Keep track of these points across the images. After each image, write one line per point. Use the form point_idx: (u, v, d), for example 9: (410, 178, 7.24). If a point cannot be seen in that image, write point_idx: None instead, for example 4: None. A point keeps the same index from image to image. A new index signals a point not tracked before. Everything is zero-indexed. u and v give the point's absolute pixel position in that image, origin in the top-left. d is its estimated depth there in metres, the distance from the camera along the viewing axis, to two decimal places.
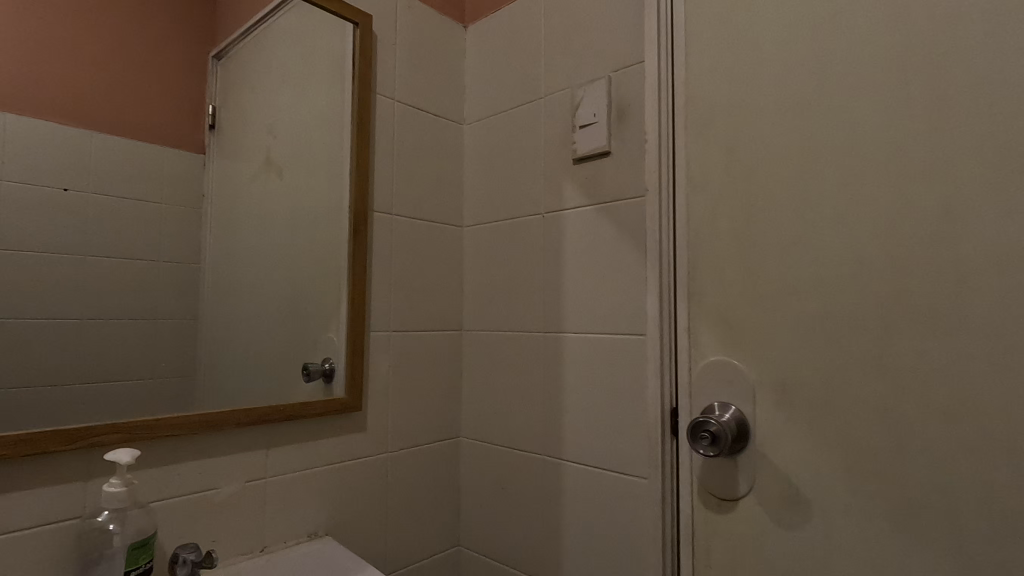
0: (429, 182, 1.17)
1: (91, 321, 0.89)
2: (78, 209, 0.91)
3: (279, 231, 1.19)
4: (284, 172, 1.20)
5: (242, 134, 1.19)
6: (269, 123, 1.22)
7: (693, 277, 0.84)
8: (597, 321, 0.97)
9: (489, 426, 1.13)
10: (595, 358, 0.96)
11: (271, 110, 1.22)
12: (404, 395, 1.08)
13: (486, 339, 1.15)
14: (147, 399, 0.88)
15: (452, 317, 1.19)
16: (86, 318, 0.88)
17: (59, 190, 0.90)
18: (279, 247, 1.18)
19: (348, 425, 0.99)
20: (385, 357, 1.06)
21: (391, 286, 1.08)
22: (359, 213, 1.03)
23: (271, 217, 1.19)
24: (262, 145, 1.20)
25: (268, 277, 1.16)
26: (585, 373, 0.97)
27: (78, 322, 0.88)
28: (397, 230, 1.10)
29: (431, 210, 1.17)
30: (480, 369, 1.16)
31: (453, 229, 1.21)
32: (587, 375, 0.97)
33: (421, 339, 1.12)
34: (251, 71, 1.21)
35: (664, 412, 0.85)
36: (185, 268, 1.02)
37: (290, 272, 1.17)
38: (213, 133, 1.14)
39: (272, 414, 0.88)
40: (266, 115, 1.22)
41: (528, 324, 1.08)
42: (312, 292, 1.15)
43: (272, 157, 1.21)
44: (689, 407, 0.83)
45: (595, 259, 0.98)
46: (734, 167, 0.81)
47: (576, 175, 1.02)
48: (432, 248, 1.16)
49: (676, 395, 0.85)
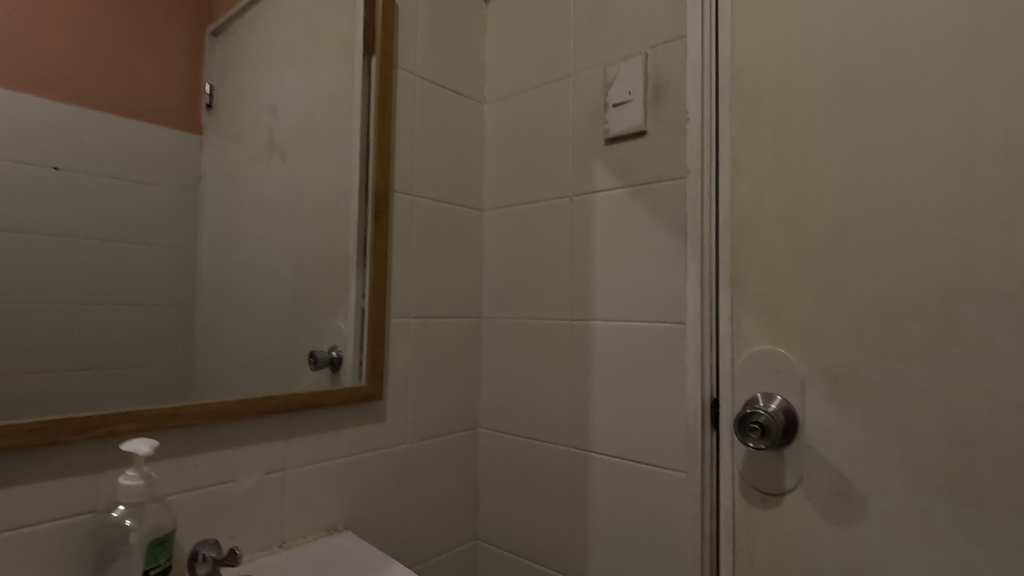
0: (449, 162, 1.12)
1: (85, 306, 0.85)
2: (70, 190, 0.90)
3: (281, 214, 1.13)
4: (287, 155, 1.17)
5: (242, 117, 1.19)
6: (271, 103, 1.20)
7: (737, 264, 0.80)
8: (630, 307, 0.93)
9: (510, 417, 1.09)
10: (627, 346, 0.93)
11: (274, 90, 1.20)
12: (423, 384, 1.04)
13: (507, 326, 1.11)
14: (160, 386, 0.82)
15: (472, 303, 1.14)
16: (79, 304, 0.84)
17: (52, 168, 0.89)
18: (283, 230, 1.12)
19: (368, 415, 0.95)
20: (405, 344, 1.02)
21: (411, 270, 1.03)
22: (379, 194, 0.98)
23: (274, 200, 1.14)
24: (265, 127, 1.19)
25: (268, 263, 1.10)
26: (616, 363, 0.94)
27: (71, 307, 0.83)
28: (417, 212, 1.05)
29: (452, 192, 1.12)
30: (500, 358, 1.12)
31: (472, 212, 1.16)
32: (618, 365, 0.94)
33: (440, 327, 1.08)
34: (248, 48, 1.21)
35: (704, 404, 0.82)
36: (180, 251, 0.99)
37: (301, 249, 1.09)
38: (210, 113, 1.15)
39: (293, 403, 0.83)
40: (269, 95, 1.20)
41: (553, 310, 1.04)
42: (316, 279, 1.07)
43: (274, 138, 1.18)
44: (731, 398, 0.80)
45: (628, 243, 0.94)
46: (785, 148, 0.77)
47: (607, 156, 0.97)
48: (452, 232, 1.11)
49: (717, 385, 0.81)
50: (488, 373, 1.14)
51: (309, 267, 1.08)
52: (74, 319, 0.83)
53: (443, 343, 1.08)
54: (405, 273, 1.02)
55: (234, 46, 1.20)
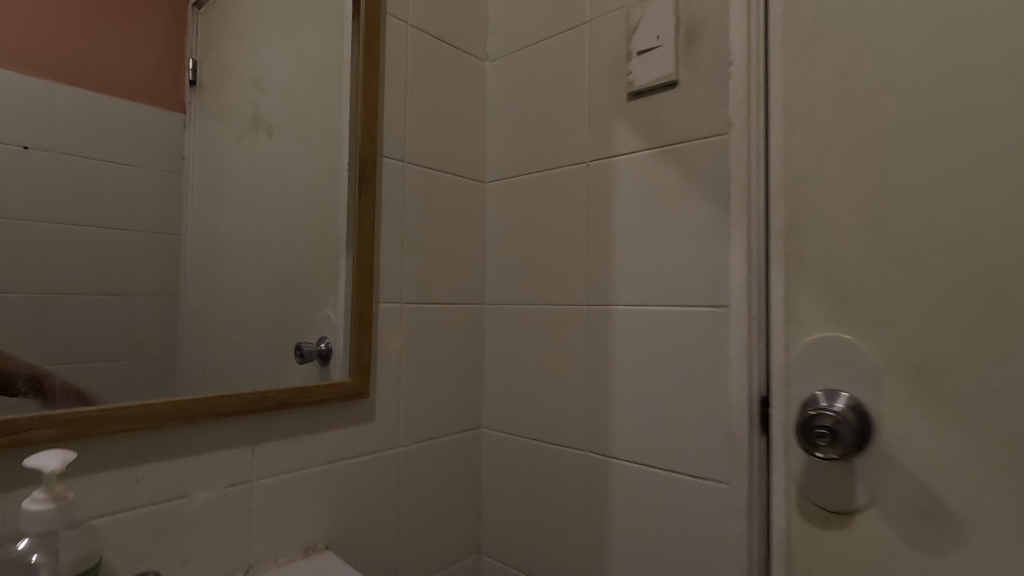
0: (447, 126, 0.98)
1: (59, 298, 0.74)
2: (44, 168, 0.83)
3: (271, 195, 1.07)
4: (272, 128, 1.10)
5: (229, 95, 1.15)
6: (258, 78, 1.15)
7: (792, 234, 0.67)
8: (658, 289, 0.79)
9: (518, 416, 0.96)
10: (655, 334, 0.79)
11: (258, 63, 1.15)
12: (418, 379, 0.91)
13: (514, 313, 0.98)
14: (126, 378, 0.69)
15: (474, 287, 1.01)
16: (53, 295, 0.74)
17: (18, 147, 0.79)
18: (274, 213, 1.05)
19: (353, 415, 0.82)
20: (396, 334, 0.88)
21: (404, 249, 0.90)
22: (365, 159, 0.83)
23: (262, 181, 1.09)
24: (252, 103, 1.14)
25: (260, 248, 1.04)
26: (641, 355, 0.80)
27: (43, 299, 0.73)
28: (411, 182, 0.91)
29: (450, 160, 0.98)
30: (506, 349, 0.99)
31: (474, 184, 1.02)
32: (644, 356, 0.80)
33: (438, 314, 0.94)
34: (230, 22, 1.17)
35: (752, 403, 0.68)
36: (162, 239, 0.91)
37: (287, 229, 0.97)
38: (193, 90, 1.11)
39: (260, 403, 0.70)
40: (254, 70, 1.16)
41: (567, 294, 0.90)
42: (303, 262, 0.95)
43: (260, 113, 1.13)
44: (785, 396, 0.67)
45: (656, 215, 0.80)
46: (854, 92, 0.63)
47: (631, 114, 0.83)
48: (451, 205, 0.97)
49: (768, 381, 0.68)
50: (493, 365, 1.01)
51: (297, 250, 0.98)
52: (41, 316, 0.71)
53: (440, 333, 0.95)
54: (397, 251, 0.89)
55: (217, 15, 1.16)
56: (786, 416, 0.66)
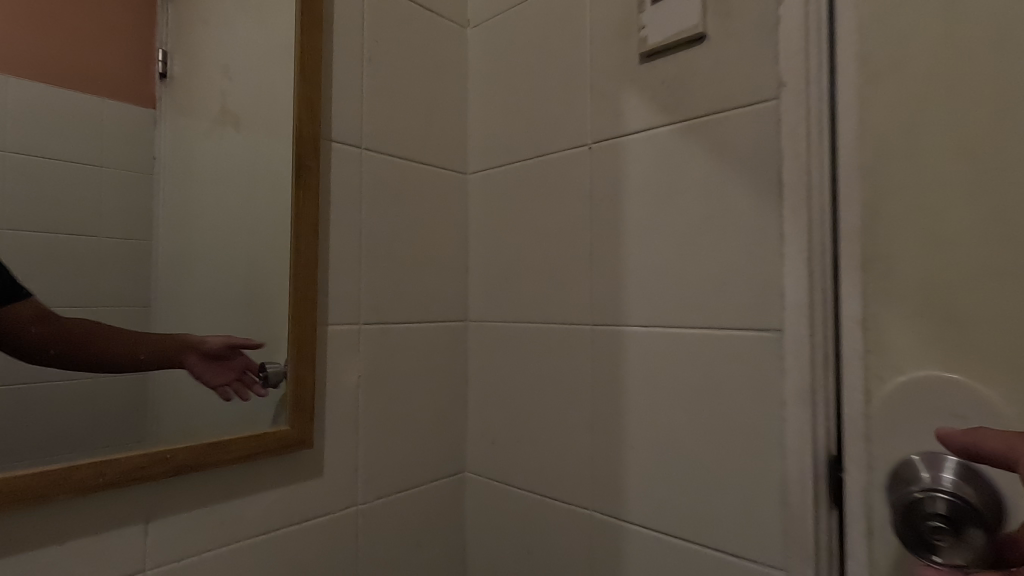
0: (419, 104, 0.80)
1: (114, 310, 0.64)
2: None
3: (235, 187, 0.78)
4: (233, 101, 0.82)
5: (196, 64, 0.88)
6: (222, 35, 0.85)
7: (872, 233, 0.48)
8: (684, 305, 0.61)
9: (508, 460, 0.78)
10: (681, 363, 0.61)
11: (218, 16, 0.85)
12: (383, 418, 0.73)
13: (503, 332, 0.80)
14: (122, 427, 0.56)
15: (454, 300, 0.83)
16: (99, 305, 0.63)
17: None
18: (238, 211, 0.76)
19: (294, 471, 0.64)
20: (352, 363, 0.70)
21: (363, 257, 0.72)
22: (304, 140, 0.64)
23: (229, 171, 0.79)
24: (224, 65, 0.84)
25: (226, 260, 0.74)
26: (661, 390, 0.62)
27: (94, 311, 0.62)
28: (372, 173, 0.73)
29: (422, 146, 0.80)
30: (494, 377, 0.81)
31: (453, 175, 0.84)
32: (667, 391, 0.62)
33: (408, 335, 0.77)
34: None
35: (817, 464, 0.50)
36: None
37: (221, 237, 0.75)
38: None
39: (153, 468, 0.52)
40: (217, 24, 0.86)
41: (568, 311, 0.72)
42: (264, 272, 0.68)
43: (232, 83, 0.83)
44: (866, 458, 0.48)
45: (678, 209, 0.61)
46: (966, 30, 0.44)
47: (646, 80, 0.65)
48: (424, 202, 0.79)
49: (844, 434, 0.49)
50: (478, 396, 0.83)
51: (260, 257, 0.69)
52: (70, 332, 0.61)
53: (412, 358, 0.77)
54: (353, 259, 0.70)
55: None
56: (867, 486, 0.48)
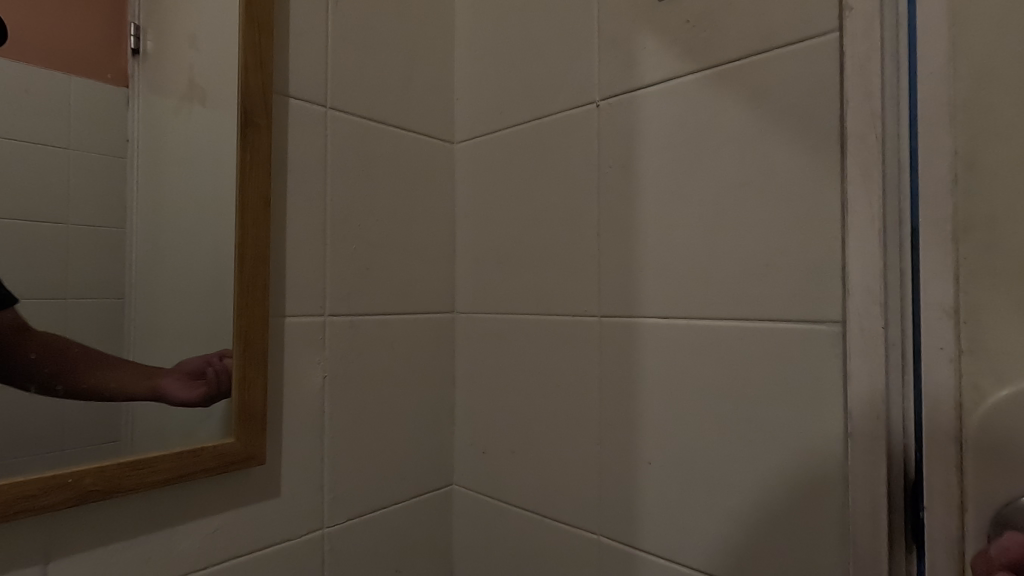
0: (398, 60, 0.68)
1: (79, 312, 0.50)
2: None
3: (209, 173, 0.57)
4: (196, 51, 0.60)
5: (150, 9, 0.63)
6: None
7: (966, 196, 0.37)
8: (716, 293, 0.50)
9: (501, 473, 0.68)
10: (713, 363, 0.50)
11: None
12: (355, 427, 0.63)
13: (494, 326, 0.69)
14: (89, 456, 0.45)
15: (439, 289, 0.72)
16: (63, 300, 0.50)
17: None
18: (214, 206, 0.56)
19: (243, 493, 0.53)
20: (316, 362, 0.59)
21: (330, 237, 0.61)
22: (251, 92, 0.52)
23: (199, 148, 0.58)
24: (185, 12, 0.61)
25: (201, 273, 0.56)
26: (687, 395, 0.52)
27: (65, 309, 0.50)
28: (341, 138, 0.62)
29: (399, 110, 0.68)
30: (486, 378, 0.70)
31: (438, 145, 0.73)
32: (694, 396, 0.51)
33: (385, 330, 0.66)
34: None
35: (889, 492, 0.40)
36: None
37: (196, 216, 0.57)
38: None
39: (50, 497, 0.41)
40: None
41: (573, 302, 0.61)
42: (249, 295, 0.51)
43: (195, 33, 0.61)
44: (955, 485, 0.38)
45: (709, 175, 0.51)
46: None
47: (666, 20, 0.54)
48: (402, 175, 0.68)
49: (926, 455, 0.39)
50: (466, 399, 0.72)
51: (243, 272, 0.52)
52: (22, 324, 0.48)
53: (390, 357, 0.66)
54: (317, 240, 0.59)
55: None
56: (955, 520, 0.37)
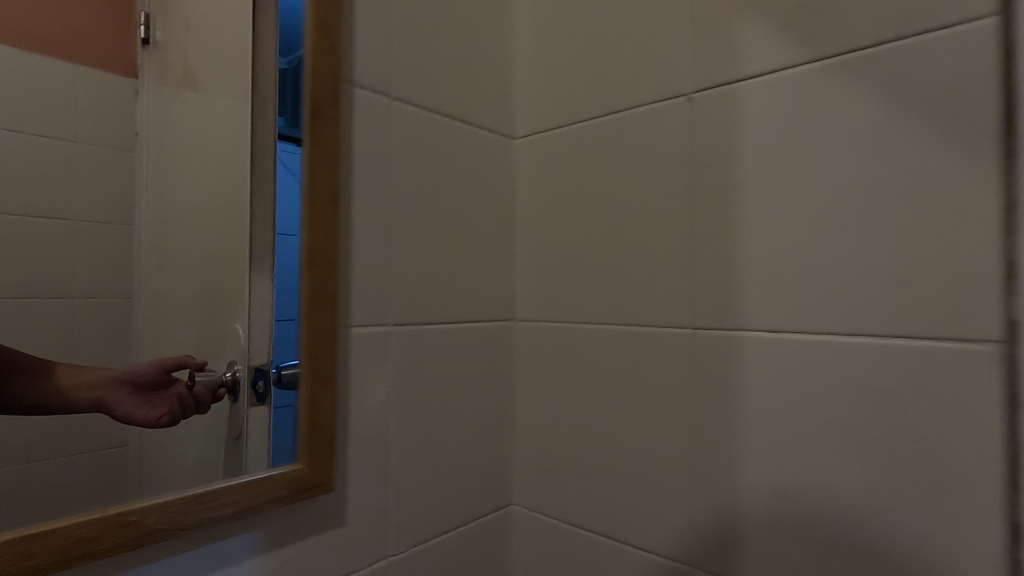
0: (460, 45, 0.63)
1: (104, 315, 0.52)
2: None
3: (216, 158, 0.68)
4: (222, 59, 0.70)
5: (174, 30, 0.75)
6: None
7: None
8: (837, 305, 0.45)
9: (571, 493, 0.63)
10: (834, 382, 0.46)
11: None
12: (419, 445, 0.58)
13: (563, 335, 0.64)
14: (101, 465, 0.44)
15: (499, 294, 0.67)
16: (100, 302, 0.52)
17: None
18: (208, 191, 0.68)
19: (310, 522, 0.48)
20: (381, 375, 0.54)
21: (394, 238, 0.56)
22: (321, 78, 0.47)
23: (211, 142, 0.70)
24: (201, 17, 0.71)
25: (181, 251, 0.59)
26: (800, 415, 0.47)
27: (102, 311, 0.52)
28: (405, 130, 0.57)
29: (461, 101, 0.63)
30: (553, 390, 0.65)
31: (499, 139, 0.67)
32: (810, 418, 0.47)
33: (448, 339, 0.61)
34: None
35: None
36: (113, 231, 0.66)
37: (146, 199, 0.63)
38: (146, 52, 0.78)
39: (115, 539, 0.36)
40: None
41: (657, 311, 0.56)
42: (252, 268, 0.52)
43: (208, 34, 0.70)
44: None
45: (828, 174, 0.46)
46: None
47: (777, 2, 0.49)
48: (464, 170, 0.63)
49: None
50: (529, 412, 0.67)
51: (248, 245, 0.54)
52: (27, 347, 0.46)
53: (452, 368, 0.61)
54: (382, 242, 0.54)
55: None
56: None
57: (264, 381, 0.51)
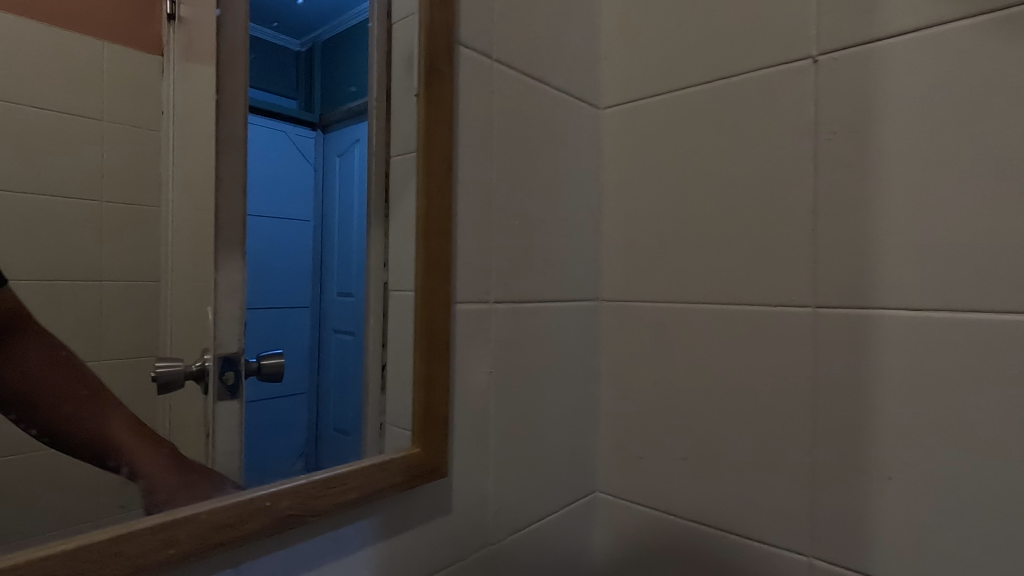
0: (553, 7, 0.59)
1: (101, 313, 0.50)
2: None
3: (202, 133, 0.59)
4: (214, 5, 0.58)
5: None
6: None
7: None
8: (994, 281, 0.42)
9: (665, 481, 0.60)
10: (989, 364, 0.42)
11: None
12: (515, 429, 0.55)
13: (657, 316, 0.61)
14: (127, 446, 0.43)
15: (585, 272, 0.64)
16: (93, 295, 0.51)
17: None
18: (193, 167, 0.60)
19: (418, 508, 0.45)
20: (482, 356, 0.51)
21: (494, 210, 0.52)
22: (437, 33, 0.44)
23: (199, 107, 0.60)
24: None
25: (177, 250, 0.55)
26: (946, 398, 0.44)
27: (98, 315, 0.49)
28: (505, 95, 0.53)
29: (553, 66, 0.59)
30: (645, 373, 0.62)
31: (586, 109, 0.64)
32: (958, 403, 0.44)
33: (542, 318, 0.58)
34: None
35: None
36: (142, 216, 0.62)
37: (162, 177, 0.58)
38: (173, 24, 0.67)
39: (249, 527, 0.33)
40: None
41: (772, 289, 0.53)
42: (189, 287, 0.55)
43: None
44: None
45: (987, 139, 0.43)
46: None
47: None
48: (556, 141, 0.59)
49: None
50: (616, 397, 0.64)
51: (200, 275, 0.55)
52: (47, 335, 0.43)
53: (545, 350, 0.58)
54: (483, 214, 0.51)
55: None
56: None
57: (236, 373, 0.53)
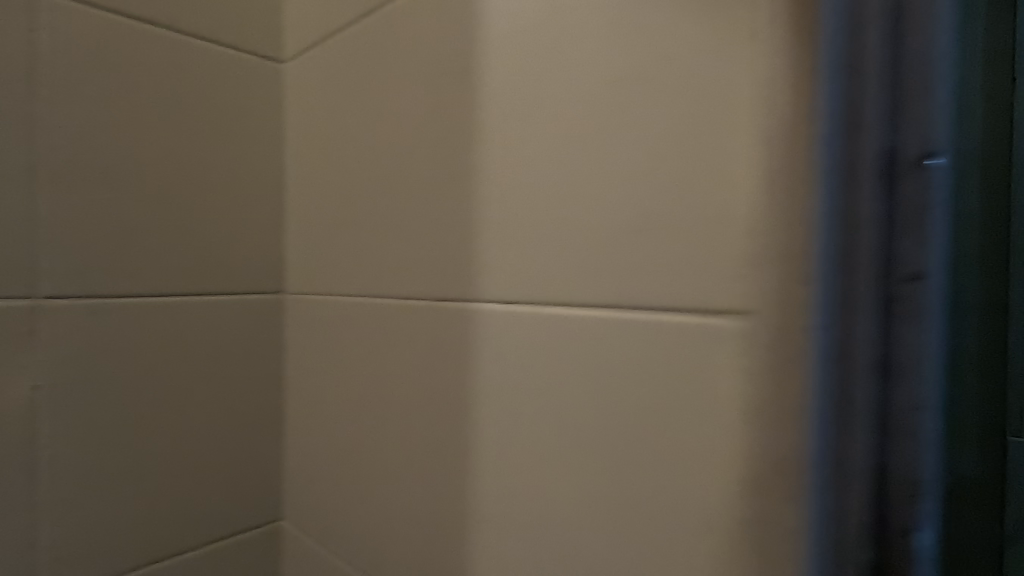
0: None
1: None
2: None
3: None
4: None
5: None
6: None
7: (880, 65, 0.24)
8: (640, 258, 0.30)
9: (323, 512, 0.50)
10: (578, 365, 0.32)
11: None
12: (107, 447, 0.45)
13: (325, 311, 0.50)
14: None
15: (259, 260, 0.53)
16: None
17: None
18: None
19: None
20: (25, 365, 0.42)
21: (55, 185, 0.43)
22: None
23: None
24: None
25: None
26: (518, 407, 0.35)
27: None
28: (77, 40, 0.43)
29: (180, 9, 0.48)
30: (311, 381, 0.51)
31: (254, 63, 0.52)
32: (545, 414, 0.33)
33: (157, 317, 0.47)
34: None
35: (774, 506, 0.25)
36: None
37: None
38: None
39: None
40: None
41: (405, 277, 0.42)
42: None
43: None
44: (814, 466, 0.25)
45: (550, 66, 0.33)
46: None
47: None
48: (187, 100, 0.49)
49: (805, 441, 0.25)
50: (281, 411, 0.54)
51: None
52: None
53: (166, 355, 0.48)
54: (18, 191, 0.41)
55: None
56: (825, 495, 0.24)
57: None
